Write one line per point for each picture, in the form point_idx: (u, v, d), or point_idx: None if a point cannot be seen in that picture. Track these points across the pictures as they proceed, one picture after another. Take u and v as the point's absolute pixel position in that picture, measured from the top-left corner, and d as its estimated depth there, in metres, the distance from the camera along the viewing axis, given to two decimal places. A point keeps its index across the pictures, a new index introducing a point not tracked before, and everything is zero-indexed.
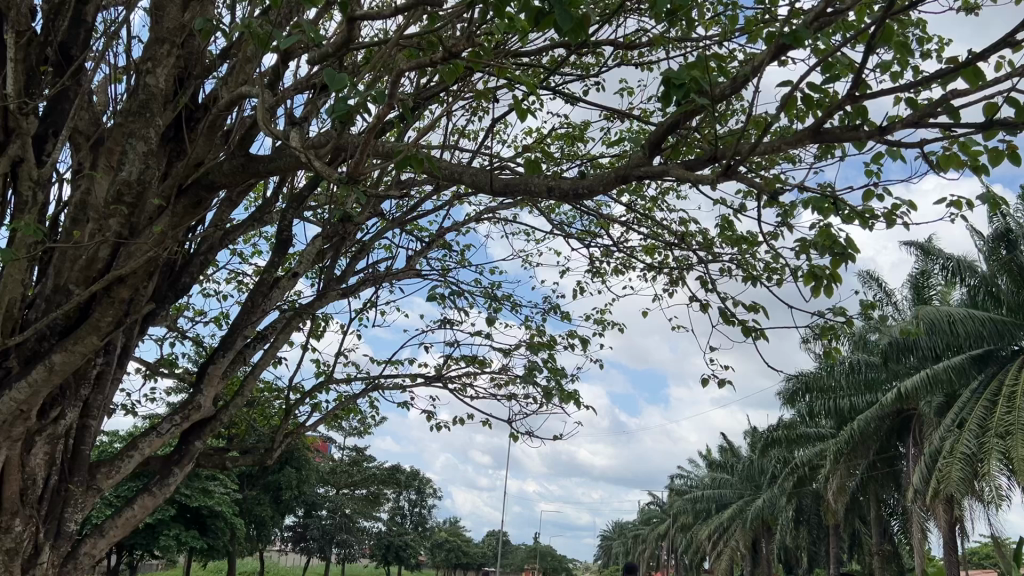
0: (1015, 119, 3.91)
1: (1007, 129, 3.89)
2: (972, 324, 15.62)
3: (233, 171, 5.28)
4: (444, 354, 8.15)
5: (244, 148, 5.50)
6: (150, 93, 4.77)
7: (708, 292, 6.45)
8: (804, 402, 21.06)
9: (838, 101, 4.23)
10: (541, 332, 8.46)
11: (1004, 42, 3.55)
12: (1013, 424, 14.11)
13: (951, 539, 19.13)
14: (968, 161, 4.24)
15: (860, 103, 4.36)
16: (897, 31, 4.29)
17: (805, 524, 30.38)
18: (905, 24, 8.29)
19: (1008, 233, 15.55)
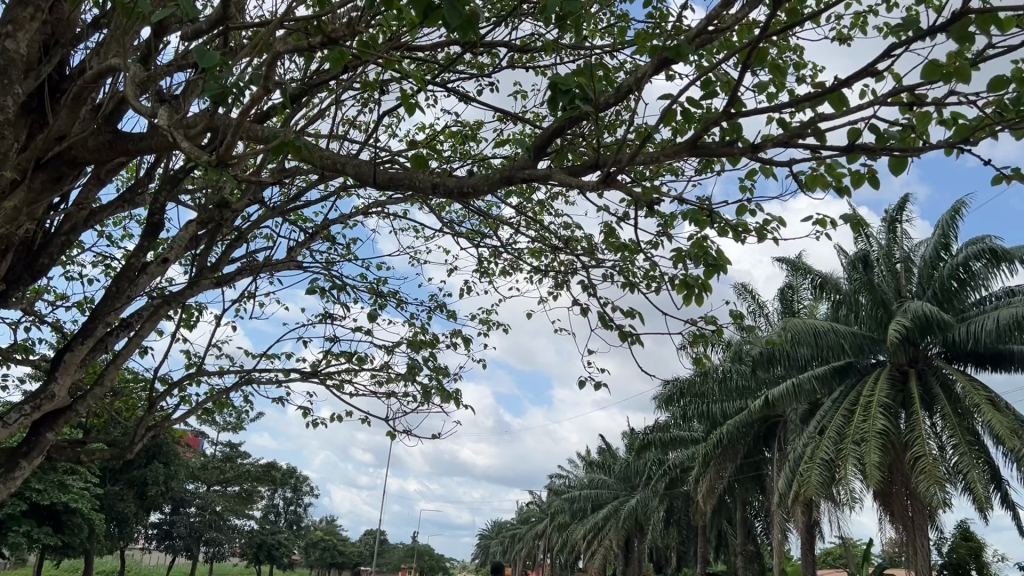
0: (875, 144, 4.12)
1: (867, 153, 4.11)
2: (833, 336, 16.46)
3: (99, 147, 4.85)
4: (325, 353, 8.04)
5: (112, 124, 5.13)
6: (10, 59, 4.32)
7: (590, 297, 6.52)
8: (678, 407, 21.69)
9: (716, 117, 4.33)
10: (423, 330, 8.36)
11: (868, 71, 3.72)
12: (868, 432, 14.97)
13: (809, 541, 20.14)
14: (833, 183, 4.47)
15: (737, 119, 4.49)
16: (773, 53, 4.40)
17: (675, 525, 31.39)
18: (783, 49, 8.72)
19: (866, 255, 16.83)
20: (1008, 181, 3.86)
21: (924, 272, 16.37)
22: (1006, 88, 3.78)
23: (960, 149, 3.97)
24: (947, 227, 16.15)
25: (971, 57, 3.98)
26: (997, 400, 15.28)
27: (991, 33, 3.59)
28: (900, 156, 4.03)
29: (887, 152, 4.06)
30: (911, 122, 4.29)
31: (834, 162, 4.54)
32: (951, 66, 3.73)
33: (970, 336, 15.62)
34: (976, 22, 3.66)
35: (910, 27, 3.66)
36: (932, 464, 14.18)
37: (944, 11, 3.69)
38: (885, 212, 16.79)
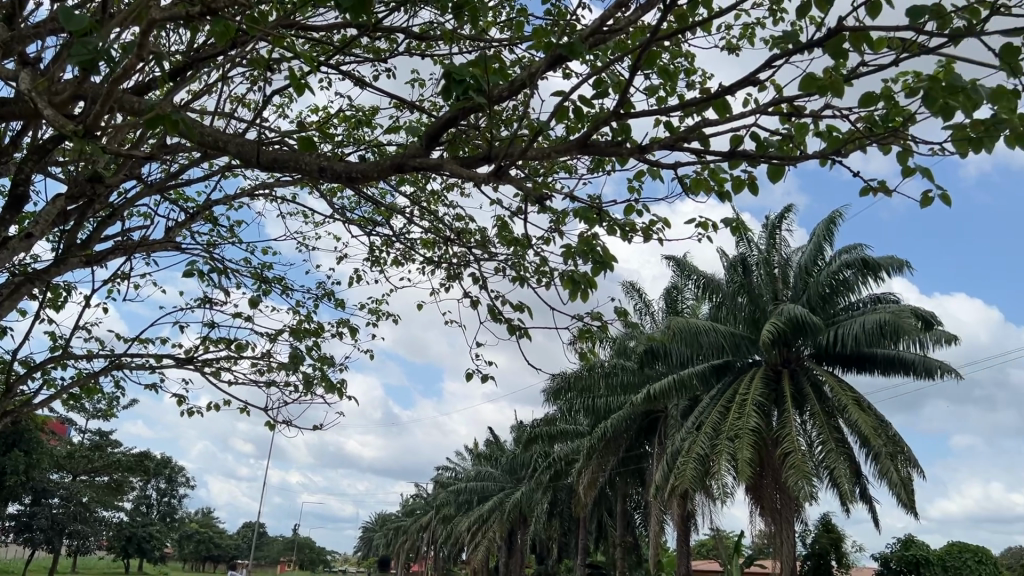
0: (755, 151, 4.28)
1: (747, 160, 4.27)
2: (713, 335, 17.02)
3: None
4: (198, 336, 7.28)
5: None
6: None
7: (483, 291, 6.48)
8: (564, 400, 22.00)
9: (607, 118, 4.37)
10: (309, 317, 8.15)
11: (749, 79, 3.86)
12: (742, 429, 15.58)
13: (684, 533, 20.81)
14: (715, 187, 4.62)
15: (626, 121, 4.55)
16: (662, 57, 4.47)
17: (558, 517, 31.90)
18: (675, 55, 8.94)
19: (744, 260, 17.42)
20: (874, 192, 4.09)
21: (799, 277, 17.14)
22: (876, 104, 3.99)
23: (832, 159, 4.18)
24: (822, 236, 16.97)
25: (845, 72, 4.16)
26: (861, 400, 16.22)
27: (862, 51, 3.77)
28: (778, 164, 4.21)
29: (767, 159, 4.23)
30: (789, 131, 4.47)
31: (716, 168, 4.72)
32: (827, 79, 3.90)
33: (839, 339, 16.48)
34: (850, 39, 3.82)
35: (790, 40, 3.80)
36: (800, 459, 14.90)
37: (821, 27, 3.83)
38: (766, 218, 17.50)
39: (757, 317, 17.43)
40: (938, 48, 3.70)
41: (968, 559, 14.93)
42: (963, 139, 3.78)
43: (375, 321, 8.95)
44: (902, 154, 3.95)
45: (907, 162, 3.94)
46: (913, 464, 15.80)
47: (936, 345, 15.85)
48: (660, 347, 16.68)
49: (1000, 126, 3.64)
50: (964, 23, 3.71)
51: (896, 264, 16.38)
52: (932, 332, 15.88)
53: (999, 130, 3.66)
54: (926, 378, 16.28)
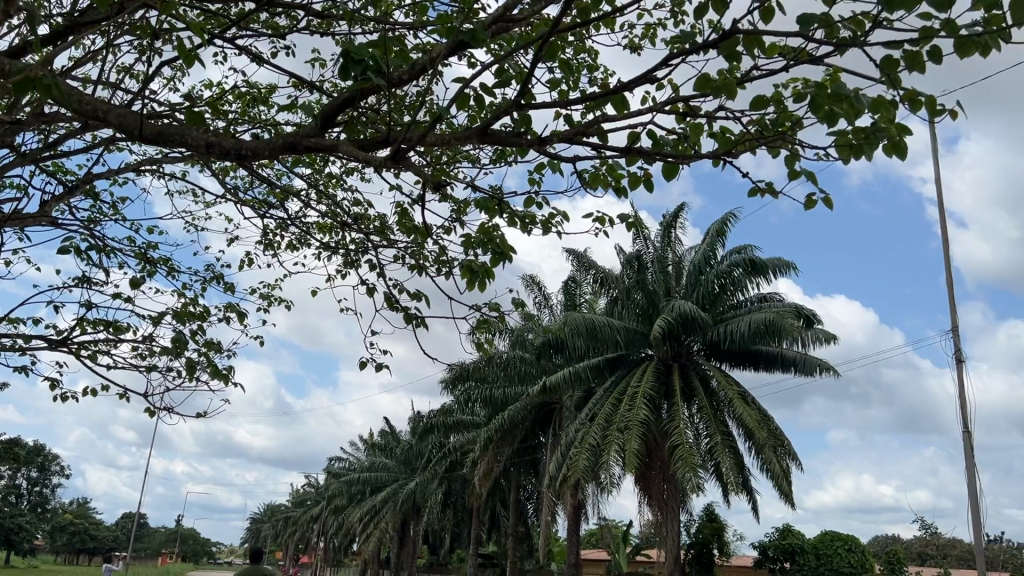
0: (650, 149, 4.36)
1: (644, 157, 4.35)
2: (609, 329, 17.26)
3: None
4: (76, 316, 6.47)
5: None
6: None
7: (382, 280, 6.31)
8: (461, 390, 21.94)
9: (506, 107, 4.34)
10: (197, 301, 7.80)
11: (648, 76, 3.93)
12: (632, 420, 15.90)
13: (574, 522, 21.11)
14: (612, 182, 4.72)
15: (527, 112, 4.52)
16: (562, 49, 4.46)
17: (451, 508, 31.87)
18: (578, 50, 9.00)
19: (640, 256, 17.75)
20: (763, 193, 4.26)
21: (692, 275, 17.58)
22: (763, 108, 4.11)
23: (723, 160, 4.33)
24: (714, 236, 17.45)
25: (739, 75, 4.26)
26: (745, 394, 16.82)
27: (756, 55, 3.87)
28: (673, 162, 4.32)
29: (663, 157, 4.33)
30: (684, 131, 4.56)
31: (613, 163, 4.78)
32: (721, 80, 4.01)
33: (726, 335, 17.02)
34: (743, 43, 3.90)
35: (686, 41, 3.84)
36: (686, 451, 15.32)
37: (718, 28, 3.89)
38: (662, 217, 17.88)
39: (651, 313, 17.80)
40: (825, 56, 3.85)
41: (840, 548, 15.59)
42: (845, 146, 3.98)
43: (267, 305, 8.65)
44: (789, 158, 4.13)
45: (794, 166, 4.13)
46: (792, 456, 16.50)
47: (815, 343, 16.58)
48: (556, 339, 16.83)
49: (878, 134, 3.85)
50: (850, 33, 3.86)
51: (782, 265, 17.03)
52: (812, 331, 16.62)
53: (879, 138, 3.87)
54: (806, 375, 17.02)
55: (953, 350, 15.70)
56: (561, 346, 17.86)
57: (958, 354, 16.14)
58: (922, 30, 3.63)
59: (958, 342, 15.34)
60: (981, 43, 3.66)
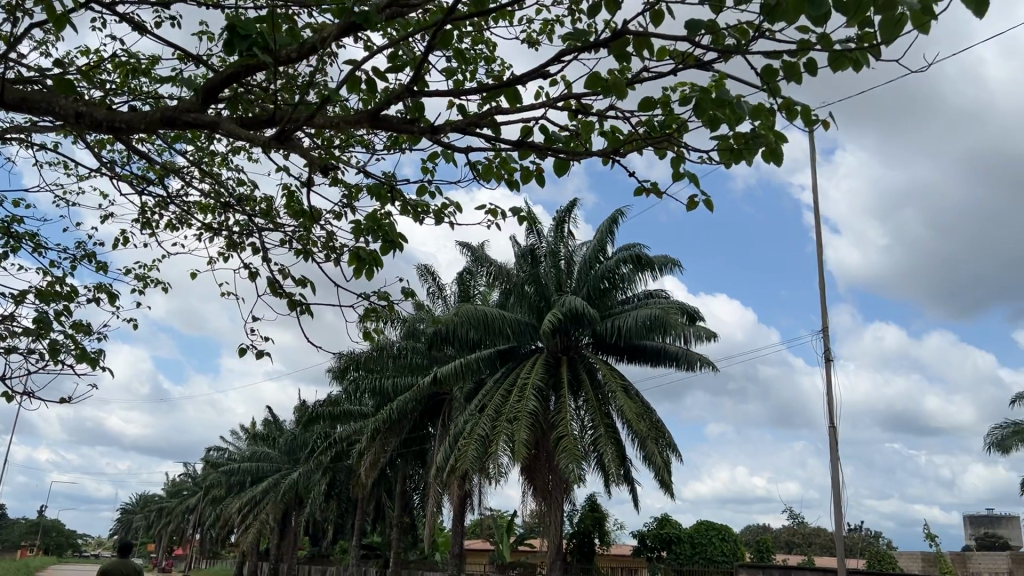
0: (542, 144, 4.42)
1: (536, 151, 4.44)
2: (500, 321, 17.30)
3: None
4: None
5: None
6: None
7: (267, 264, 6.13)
8: (350, 380, 21.56)
9: (397, 93, 4.27)
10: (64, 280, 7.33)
11: (541, 72, 4.00)
12: (520, 411, 16.03)
13: (460, 513, 21.13)
14: (505, 176, 4.78)
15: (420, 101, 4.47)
16: (455, 39, 4.41)
17: (335, 498, 31.34)
18: (475, 40, 8.96)
19: (534, 250, 17.89)
20: (648, 192, 4.45)
21: (583, 270, 17.82)
22: (651, 109, 4.21)
23: (613, 158, 4.47)
24: (605, 232, 17.77)
25: (630, 75, 4.35)
26: (629, 387, 17.25)
27: (644, 57, 3.95)
28: (565, 158, 4.45)
29: (555, 153, 4.44)
30: (577, 128, 4.65)
31: (508, 157, 4.83)
32: (611, 80, 4.10)
33: (613, 330, 17.38)
34: (633, 44, 3.95)
35: (578, 38, 3.87)
36: (571, 442, 15.60)
37: (609, 28, 3.95)
38: (556, 212, 18.06)
39: (542, 306, 17.98)
40: (712, 62, 4.00)
41: (714, 537, 16.24)
42: (727, 150, 4.22)
43: (142, 287, 8.22)
44: (675, 160, 4.32)
45: (678, 167, 4.32)
46: (671, 447, 17.02)
47: (697, 339, 17.16)
48: (449, 330, 16.76)
49: (757, 140, 4.10)
50: (735, 40, 4.01)
51: (668, 263, 17.50)
52: (694, 328, 17.19)
53: (759, 144, 4.11)
54: (687, 369, 17.59)
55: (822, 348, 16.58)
56: (453, 338, 17.79)
57: (827, 353, 17.05)
58: (800, 44, 3.83)
59: (827, 341, 16.19)
60: (852, 58, 3.88)
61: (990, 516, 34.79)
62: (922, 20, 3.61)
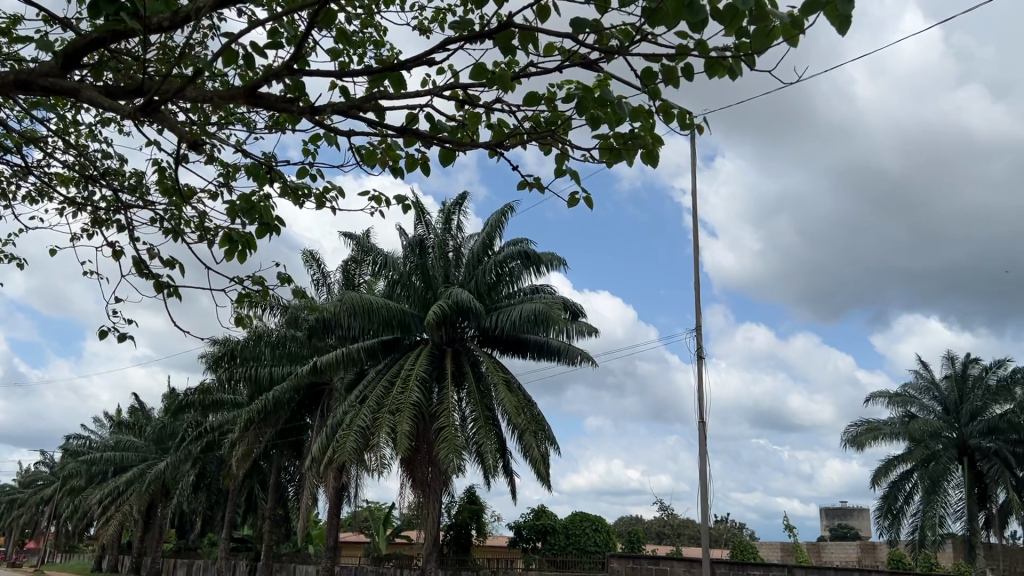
0: (427, 132, 4.46)
1: (421, 139, 4.45)
2: (385, 311, 17.03)
3: None
4: None
5: None
6: None
7: (132, 242, 5.86)
8: (224, 368, 20.77)
9: (276, 70, 4.15)
10: None
11: (426, 61, 4.00)
12: (403, 403, 15.88)
13: (336, 504, 20.73)
14: (388, 164, 4.83)
15: (301, 79, 4.34)
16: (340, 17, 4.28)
17: (205, 490, 30.20)
18: (366, 24, 8.76)
19: (422, 241, 17.73)
20: (530, 186, 4.59)
21: (471, 263, 17.76)
22: (535, 103, 4.28)
23: (498, 151, 4.54)
24: (493, 226, 17.79)
25: (516, 69, 4.39)
26: (511, 380, 17.36)
27: (530, 52, 3.98)
28: (449, 148, 4.50)
29: (440, 142, 4.47)
30: (463, 118, 4.68)
31: (392, 143, 4.83)
32: (496, 73, 4.15)
33: (498, 324, 17.44)
34: (518, 37, 3.95)
35: (464, 28, 3.85)
36: (452, 434, 15.58)
37: (496, 18, 3.93)
38: (444, 203, 17.95)
39: (428, 298, 17.84)
40: (595, 61, 4.11)
41: (587, 528, 16.62)
42: (606, 148, 4.45)
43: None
44: (559, 156, 4.46)
45: (561, 163, 4.46)
46: (550, 440, 17.26)
47: (579, 335, 17.46)
48: (331, 319, 16.38)
49: (635, 140, 4.35)
50: (617, 42, 4.12)
51: (553, 259, 17.71)
52: (577, 324, 17.47)
53: (635, 144, 4.37)
54: (569, 364, 17.88)
55: (696, 346, 17.20)
56: (335, 327, 17.39)
57: (701, 351, 17.71)
58: (679, 49, 3.97)
59: (700, 340, 16.80)
60: (727, 66, 4.05)
61: (844, 508, 37.01)
62: (791, 34, 3.80)
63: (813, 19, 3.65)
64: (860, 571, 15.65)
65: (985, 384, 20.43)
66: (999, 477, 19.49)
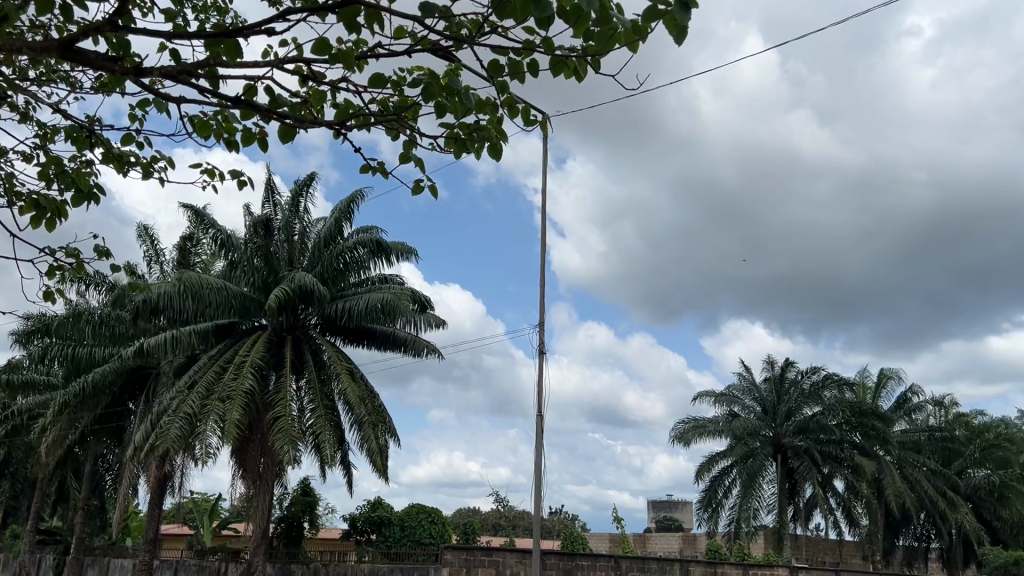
0: (268, 107, 4.20)
1: (258, 113, 4.16)
2: (223, 295, 16.11)
3: None
4: None
5: None
6: None
7: None
8: (38, 346, 19.06)
9: (95, 23, 3.74)
10: None
11: (264, 30, 3.73)
12: (235, 390, 15.13)
13: (157, 495, 19.50)
14: (226, 135, 4.54)
15: (125, 36, 3.94)
16: None
17: (8, 478, 27.68)
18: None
19: (268, 222, 16.97)
20: (373, 171, 4.43)
21: (317, 248, 17.10)
22: (381, 85, 4.10)
23: (342, 132, 4.34)
24: (344, 211, 17.18)
25: (365, 47, 4.20)
26: (353, 370, 16.95)
27: (374, 31, 3.77)
28: (290, 124, 4.24)
29: (279, 117, 4.19)
30: (307, 93, 4.44)
31: (228, 114, 4.52)
32: (340, 50, 3.94)
33: (343, 312, 16.89)
34: (365, 14, 3.72)
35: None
36: (287, 423, 15.01)
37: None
38: (293, 184, 17.25)
39: (270, 282, 17.07)
40: (444, 49, 4.00)
41: (423, 519, 16.17)
42: (451, 138, 4.39)
43: None
44: (407, 143, 4.37)
45: (407, 151, 4.34)
46: (390, 433, 16.99)
47: (425, 327, 17.28)
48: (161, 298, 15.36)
49: (480, 133, 4.33)
50: (467, 30, 4.03)
51: (403, 249, 17.43)
52: (423, 315, 17.28)
53: (479, 136, 4.35)
54: (413, 356, 17.65)
55: (539, 342, 17.45)
56: (166, 308, 16.31)
57: (543, 347, 17.99)
58: (525, 46, 3.92)
59: (543, 336, 17.04)
60: (571, 66, 4.04)
61: (669, 501, 38.88)
62: (632, 40, 3.83)
63: (653, 27, 3.67)
64: (679, 563, 16.38)
65: (800, 387, 21.91)
66: (807, 473, 21.06)
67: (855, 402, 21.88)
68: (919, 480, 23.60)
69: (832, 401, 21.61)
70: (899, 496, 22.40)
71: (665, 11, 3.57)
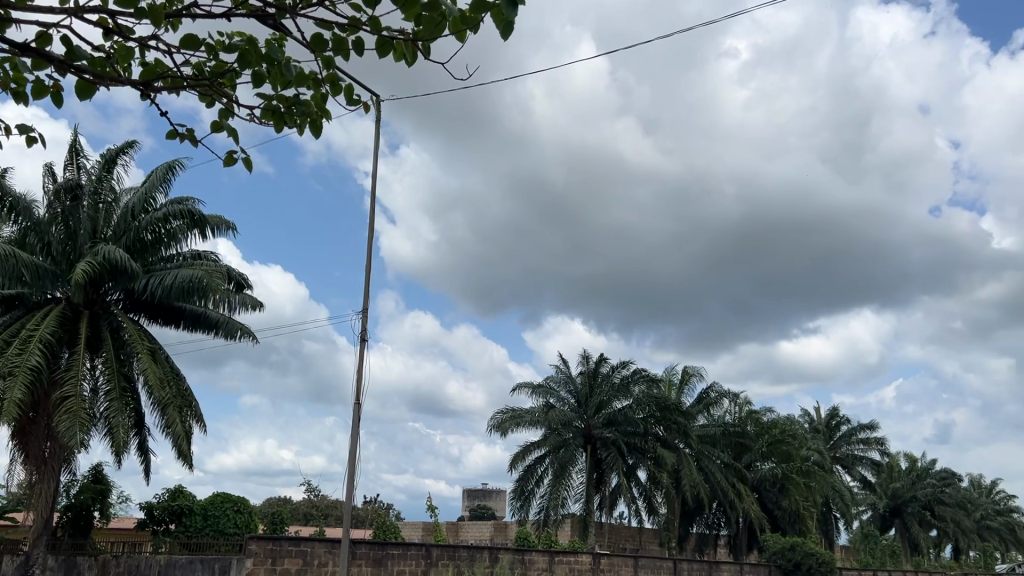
0: (65, 59, 3.79)
1: (52, 64, 3.73)
2: (15, 264, 14.50)
3: None
4: None
5: None
6: None
7: None
8: None
9: None
10: None
11: None
12: (18, 366, 13.70)
13: None
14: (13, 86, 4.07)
15: None
16: None
17: None
18: None
19: (74, 188, 15.55)
20: (181, 138, 4.12)
21: (122, 220, 15.80)
22: (195, 47, 3.80)
23: (149, 94, 3.99)
24: (160, 182, 16.05)
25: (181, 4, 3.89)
26: (157, 351, 15.89)
27: None
28: (89, 80, 3.85)
29: (76, 71, 3.78)
30: (113, 49, 4.06)
31: (17, 62, 4.05)
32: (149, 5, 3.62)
33: (150, 290, 15.78)
34: None
35: None
36: (77, 406, 13.81)
37: None
38: (105, 148, 15.87)
39: (70, 255, 15.67)
40: (269, 16, 3.78)
41: (228, 509, 15.37)
42: (269, 111, 4.15)
43: None
44: (222, 111, 4.10)
45: (221, 120, 4.07)
46: (195, 417, 16.11)
47: (240, 308, 16.48)
48: None
49: (300, 108, 4.12)
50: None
51: (221, 224, 16.51)
52: (239, 296, 16.48)
53: (300, 111, 4.14)
54: (225, 338, 16.78)
55: (360, 329, 17.09)
56: None
57: (364, 334, 17.67)
58: (351, 23, 3.77)
59: (365, 322, 16.71)
60: (398, 49, 3.93)
61: (483, 490, 39.51)
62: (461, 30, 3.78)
63: (482, 19, 3.62)
64: (489, 550, 16.61)
65: (611, 381, 22.87)
66: (613, 464, 22.08)
67: (660, 397, 23.14)
68: (713, 472, 25.26)
69: (640, 395, 22.73)
70: (694, 486, 23.93)
71: (494, 4, 3.53)
